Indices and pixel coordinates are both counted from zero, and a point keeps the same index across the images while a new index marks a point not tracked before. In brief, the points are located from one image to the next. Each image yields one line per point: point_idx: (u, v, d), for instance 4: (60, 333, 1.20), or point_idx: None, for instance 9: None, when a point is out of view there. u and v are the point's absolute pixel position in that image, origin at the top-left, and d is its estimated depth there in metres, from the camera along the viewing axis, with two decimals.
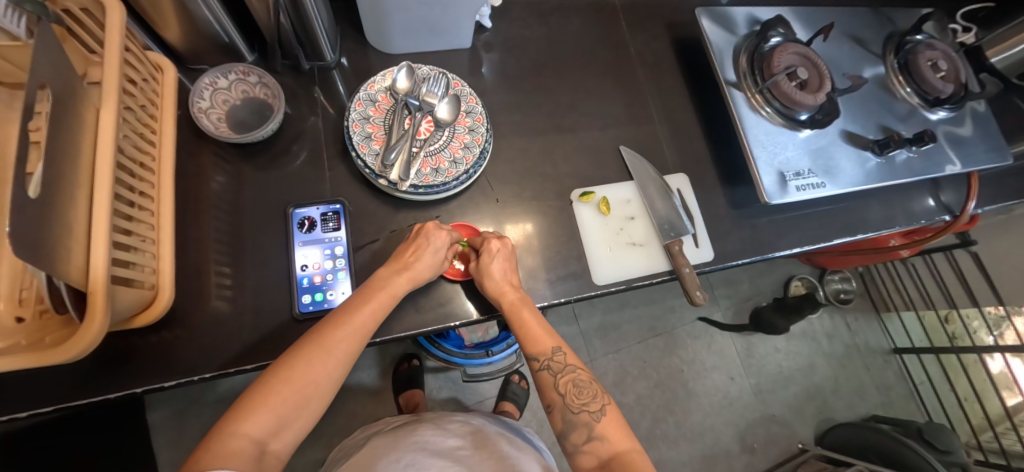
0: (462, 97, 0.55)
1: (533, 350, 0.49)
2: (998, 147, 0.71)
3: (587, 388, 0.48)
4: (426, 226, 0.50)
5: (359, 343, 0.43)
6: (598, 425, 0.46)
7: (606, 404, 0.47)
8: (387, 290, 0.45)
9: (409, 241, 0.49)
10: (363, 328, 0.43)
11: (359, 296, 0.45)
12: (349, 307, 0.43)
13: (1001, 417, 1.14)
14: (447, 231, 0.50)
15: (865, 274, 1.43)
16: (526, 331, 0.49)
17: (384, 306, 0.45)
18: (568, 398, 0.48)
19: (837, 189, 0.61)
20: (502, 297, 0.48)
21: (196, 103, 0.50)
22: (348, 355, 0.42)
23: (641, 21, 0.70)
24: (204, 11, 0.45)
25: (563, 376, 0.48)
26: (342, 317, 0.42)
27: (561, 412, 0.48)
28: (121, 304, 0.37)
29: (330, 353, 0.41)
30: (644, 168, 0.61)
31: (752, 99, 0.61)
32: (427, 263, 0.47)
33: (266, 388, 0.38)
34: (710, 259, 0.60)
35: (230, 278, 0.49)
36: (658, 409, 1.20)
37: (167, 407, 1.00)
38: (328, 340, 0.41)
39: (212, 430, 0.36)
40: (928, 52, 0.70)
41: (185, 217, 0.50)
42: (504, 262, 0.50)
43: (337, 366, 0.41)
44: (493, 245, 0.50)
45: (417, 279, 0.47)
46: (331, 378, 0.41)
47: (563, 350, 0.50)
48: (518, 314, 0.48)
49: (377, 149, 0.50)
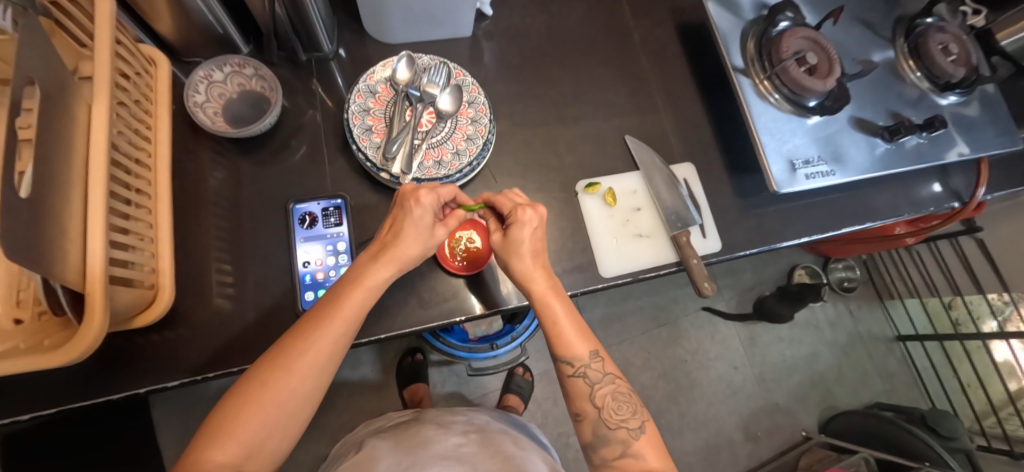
0: (463, 86, 0.53)
1: (565, 355, 0.48)
2: (1010, 132, 0.70)
3: (627, 403, 0.48)
4: (403, 191, 0.45)
5: (327, 356, 0.40)
6: (635, 443, 0.46)
7: (645, 421, 0.47)
8: (357, 291, 0.42)
9: (393, 217, 0.46)
10: (336, 332, 0.40)
11: (334, 294, 0.42)
12: (315, 317, 0.40)
13: (1005, 402, 1.13)
14: (431, 193, 0.44)
15: (868, 263, 1.42)
16: (557, 328, 0.47)
17: (360, 301, 0.42)
18: (606, 413, 0.47)
19: (845, 178, 0.60)
20: (531, 284, 0.46)
21: (191, 96, 0.48)
22: (323, 362, 0.40)
23: (645, 7, 0.68)
24: (198, 2, 0.44)
25: (602, 387, 0.48)
26: (312, 325, 0.40)
27: (592, 425, 0.47)
28: (121, 305, 0.37)
29: (300, 364, 0.39)
30: (650, 158, 0.59)
31: (759, 86, 0.60)
32: (411, 238, 0.44)
33: (238, 404, 0.37)
34: (717, 250, 0.59)
35: (231, 275, 0.48)
36: (663, 399, 1.21)
37: (172, 405, 1.00)
38: (298, 350, 0.39)
39: (185, 457, 0.36)
40: (938, 34, 0.68)
41: (183, 214, 0.49)
42: (535, 235, 0.47)
43: (305, 383, 0.39)
44: (527, 215, 0.46)
45: (397, 269, 0.44)
46: (308, 386, 0.40)
47: (600, 356, 0.48)
48: (549, 307, 0.46)
49: (378, 142, 0.49)
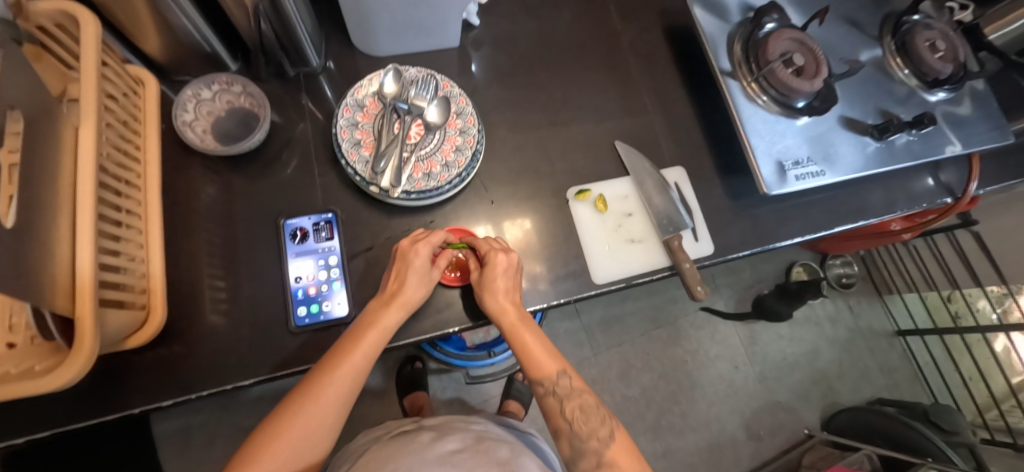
0: (451, 97, 0.52)
1: (537, 376, 0.49)
2: (999, 127, 0.70)
3: (595, 413, 0.49)
4: (400, 246, 0.47)
5: (351, 388, 0.43)
6: (609, 451, 0.47)
7: (614, 429, 0.49)
8: (377, 327, 0.44)
9: (394, 267, 0.48)
10: (351, 375, 0.42)
11: (349, 337, 0.44)
12: (340, 351, 0.43)
13: (1006, 395, 1.14)
14: (425, 243, 0.47)
15: (866, 258, 1.41)
16: (528, 356, 0.49)
17: (375, 342, 0.44)
18: (576, 425, 0.48)
19: (836, 177, 0.60)
20: (503, 316, 0.47)
21: (179, 115, 0.49)
22: (338, 405, 0.42)
23: (633, 12, 0.68)
24: (184, 21, 0.44)
25: (571, 401, 0.49)
26: (328, 366, 0.42)
27: (568, 439, 0.48)
28: (112, 327, 0.37)
29: (314, 408, 0.41)
30: (641, 163, 0.59)
31: (747, 88, 0.60)
32: (415, 283, 0.46)
33: (258, 447, 0.39)
34: (710, 252, 0.59)
35: (225, 291, 0.48)
36: (664, 400, 1.21)
37: (170, 420, 0.99)
38: (315, 394, 0.41)
39: None
40: (926, 32, 0.68)
41: (175, 232, 0.49)
42: (509, 279, 0.48)
43: (330, 415, 0.42)
44: (500, 259, 0.48)
45: (406, 308, 0.46)
46: (324, 427, 0.41)
47: (569, 374, 0.50)
48: (521, 338, 0.49)
49: (367, 156, 0.48)
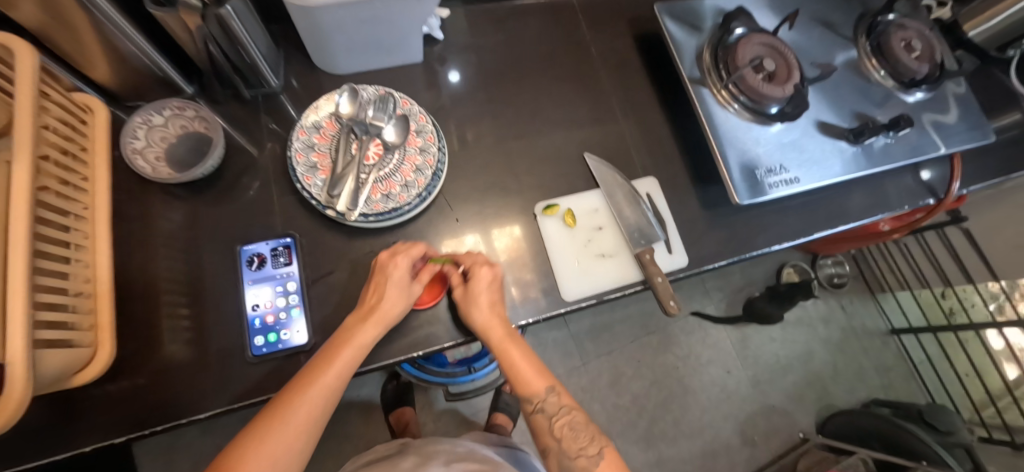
0: (410, 116, 0.50)
1: (525, 392, 0.50)
2: (980, 125, 0.69)
3: (584, 431, 0.49)
4: (381, 259, 0.47)
5: (324, 406, 0.41)
6: (597, 469, 0.47)
7: (604, 447, 0.49)
8: (353, 343, 0.43)
9: (373, 280, 0.47)
10: (326, 390, 0.41)
11: (324, 354, 0.43)
12: (314, 368, 0.42)
13: (1003, 392, 1.11)
14: (404, 256, 0.47)
15: (857, 256, 1.40)
16: (516, 372, 0.50)
17: (350, 360, 0.43)
18: (565, 443, 0.49)
19: (810, 183, 0.59)
20: (489, 333, 0.47)
21: (128, 143, 0.47)
22: (309, 423, 0.41)
23: (602, 20, 0.67)
24: (130, 46, 0.43)
25: (559, 419, 0.49)
26: (301, 384, 0.41)
27: (557, 457, 0.49)
28: (53, 366, 0.35)
29: (285, 428, 0.39)
30: (611, 175, 0.58)
31: (718, 96, 0.59)
32: (394, 297, 0.45)
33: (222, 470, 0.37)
34: (685, 265, 0.57)
35: (182, 320, 0.47)
36: (656, 407, 1.19)
37: (153, 445, 0.98)
38: (285, 412, 0.40)
39: None
40: (900, 32, 0.67)
41: (132, 261, 0.48)
42: (492, 292, 0.48)
43: (301, 434, 0.40)
44: (483, 272, 0.48)
45: (385, 323, 0.44)
46: (295, 447, 0.40)
47: (557, 390, 0.50)
48: (507, 353, 0.48)
49: (323, 180, 0.47)
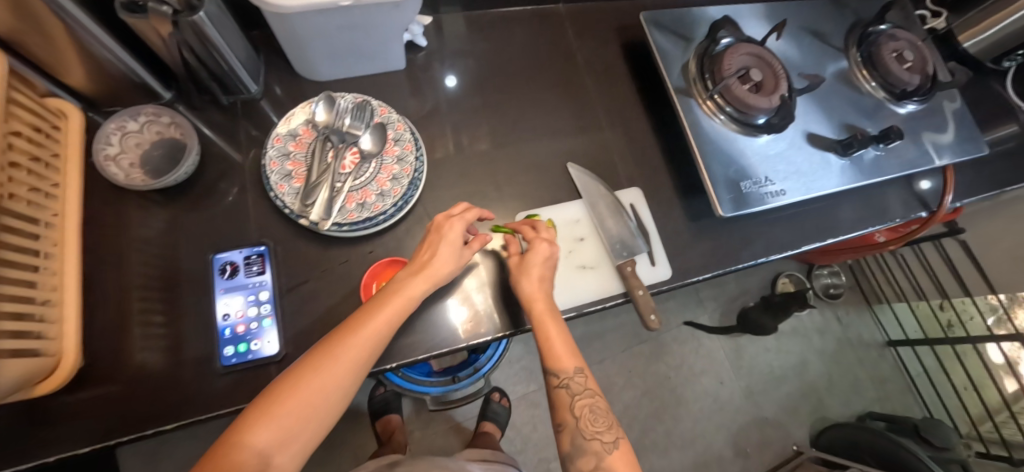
0: (388, 124, 0.50)
1: (554, 366, 0.49)
2: (973, 139, 0.68)
3: (603, 416, 0.48)
4: (437, 221, 0.48)
5: (373, 350, 0.40)
6: (609, 457, 0.46)
7: (619, 437, 0.48)
8: (404, 293, 0.43)
9: (425, 240, 0.48)
10: (377, 333, 0.40)
11: (375, 300, 0.42)
12: (366, 312, 0.41)
13: (1000, 407, 1.10)
14: (460, 220, 0.48)
15: (854, 267, 1.38)
16: (549, 345, 0.48)
17: (399, 311, 0.42)
18: (583, 422, 0.48)
19: (798, 196, 0.58)
20: (530, 304, 0.48)
21: (101, 149, 0.47)
22: (359, 364, 0.39)
23: (589, 28, 0.67)
24: (107, 54, 0.43)
25: (581, 398, 0.48)
26: (355, 323, 0.40)
27: (571, 434, 0.47)
28: (14, 376, 0.34)
29: (336, 365, 0.38)
30: (594, 186, 0.58)
31: (704, 105, 0.58)
32: (445, 258, 0.46)
33: (268, 401, 0.35)
34: (668, 277, 0.56)
35: (152, 329, 0.46)
36: (647, 418, 1.17)
37: (137, 450, 0.97)
38: (337, 349, 0.38)
39: (218, 442, 0.33)
40: (891, 42, 0.67)
41: (105, 269, 0.47)
42: (545, 268, 0.50)
43: (350, 374, 0.38)
44: (541, 247, 0.50)
45: (434, 279, 0.45)
46: (341, 389, 0.38)
47: (583, 372, 0.49)
48: (544, 326, 0.48)
49: (297, 188, 0.46)
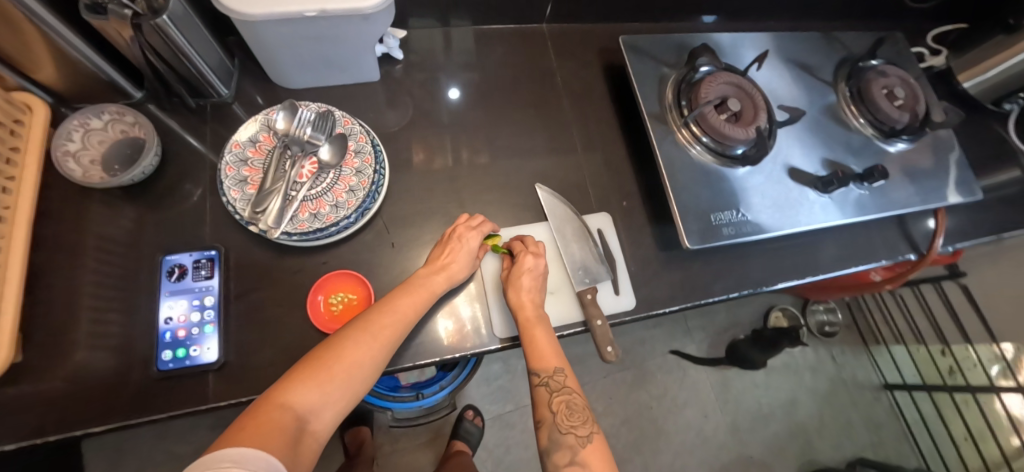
0: (350, 135, 0.50)
1: (534, 365, 0.46)
2: (967, 183, 0.66)
3: (580, 411, 0.45)
4: (454, 229, 0.51)
5: (402, 330, 0.43)
6: (583, 450, 0.42)
7: (594, 432, 0.44)
8: (428, 286, 0.46)
9: (440, 244, 0.51)
10: (406, 317, 0.43)
11: (401, 289, 0.45)
12: (394, 297, 0.44)
13: (1000, 464, 1.03)
14: (477, 232, 0.51)
15: (852, 304, 1.34)
16: (531, 347, 0.47)
17: (421, 303, 0.45)
18: (559, 417, 0.44)
19: (773, 232, 0.55)
20: (519, 310, 0.48)
21: (61, 145, 0.48)
22: (391, 342, 0.41)
23: (571, 50, 0.67)
24: (75, 54, 0.44)
25: (559, 395, 0.45)
26: (388, 305, 0.43)
27: (548, 430, 0.44)
28: None
29: (370, 340, 0.40)
30: (561, 209, 0.56)
31: (679, 134, 0.57)
32: (463, 260, 0.49)
33: (310, 366, 0.37)
34: (631, 308, 0.54)
35: (94, 327, 0.46)
36: (625, 448, 1.13)
37: (103, 445, 0.97)
38: (371, 325, 0.41)
39: (260, 399, 0.34)
40: (881, 79, 0.65)
41: (56, 264, 0.47)
42: (534, 280, 0.50)
43: (382, 350, 0.40)
44: (528, 260, 0.50)
45: (453, 278, 0.48)
46: (373, 365, 0.40)
47: (564, 372, 0.47)
48: (531, 331, 0.47)
49: (251, 194, 0.46)
